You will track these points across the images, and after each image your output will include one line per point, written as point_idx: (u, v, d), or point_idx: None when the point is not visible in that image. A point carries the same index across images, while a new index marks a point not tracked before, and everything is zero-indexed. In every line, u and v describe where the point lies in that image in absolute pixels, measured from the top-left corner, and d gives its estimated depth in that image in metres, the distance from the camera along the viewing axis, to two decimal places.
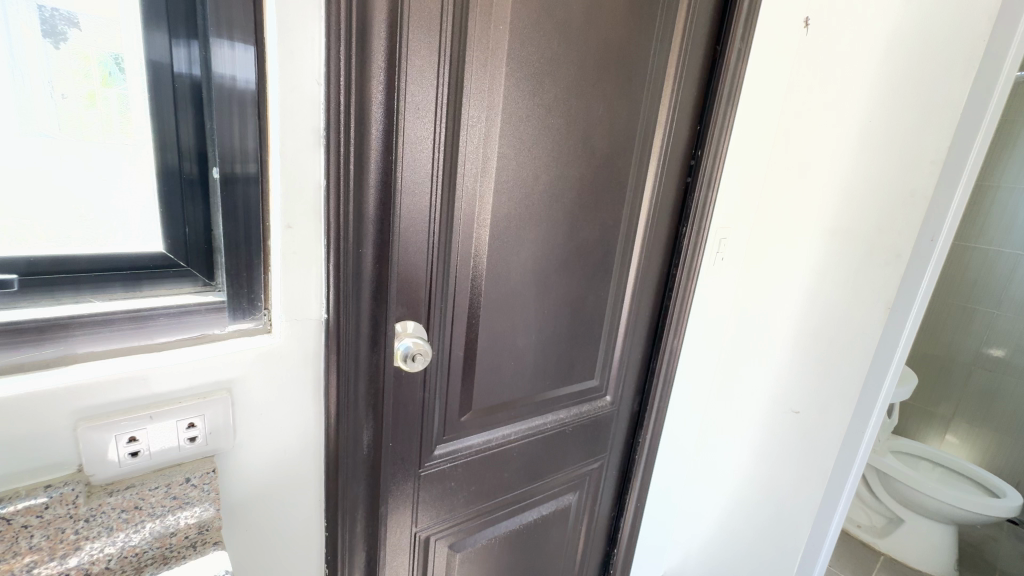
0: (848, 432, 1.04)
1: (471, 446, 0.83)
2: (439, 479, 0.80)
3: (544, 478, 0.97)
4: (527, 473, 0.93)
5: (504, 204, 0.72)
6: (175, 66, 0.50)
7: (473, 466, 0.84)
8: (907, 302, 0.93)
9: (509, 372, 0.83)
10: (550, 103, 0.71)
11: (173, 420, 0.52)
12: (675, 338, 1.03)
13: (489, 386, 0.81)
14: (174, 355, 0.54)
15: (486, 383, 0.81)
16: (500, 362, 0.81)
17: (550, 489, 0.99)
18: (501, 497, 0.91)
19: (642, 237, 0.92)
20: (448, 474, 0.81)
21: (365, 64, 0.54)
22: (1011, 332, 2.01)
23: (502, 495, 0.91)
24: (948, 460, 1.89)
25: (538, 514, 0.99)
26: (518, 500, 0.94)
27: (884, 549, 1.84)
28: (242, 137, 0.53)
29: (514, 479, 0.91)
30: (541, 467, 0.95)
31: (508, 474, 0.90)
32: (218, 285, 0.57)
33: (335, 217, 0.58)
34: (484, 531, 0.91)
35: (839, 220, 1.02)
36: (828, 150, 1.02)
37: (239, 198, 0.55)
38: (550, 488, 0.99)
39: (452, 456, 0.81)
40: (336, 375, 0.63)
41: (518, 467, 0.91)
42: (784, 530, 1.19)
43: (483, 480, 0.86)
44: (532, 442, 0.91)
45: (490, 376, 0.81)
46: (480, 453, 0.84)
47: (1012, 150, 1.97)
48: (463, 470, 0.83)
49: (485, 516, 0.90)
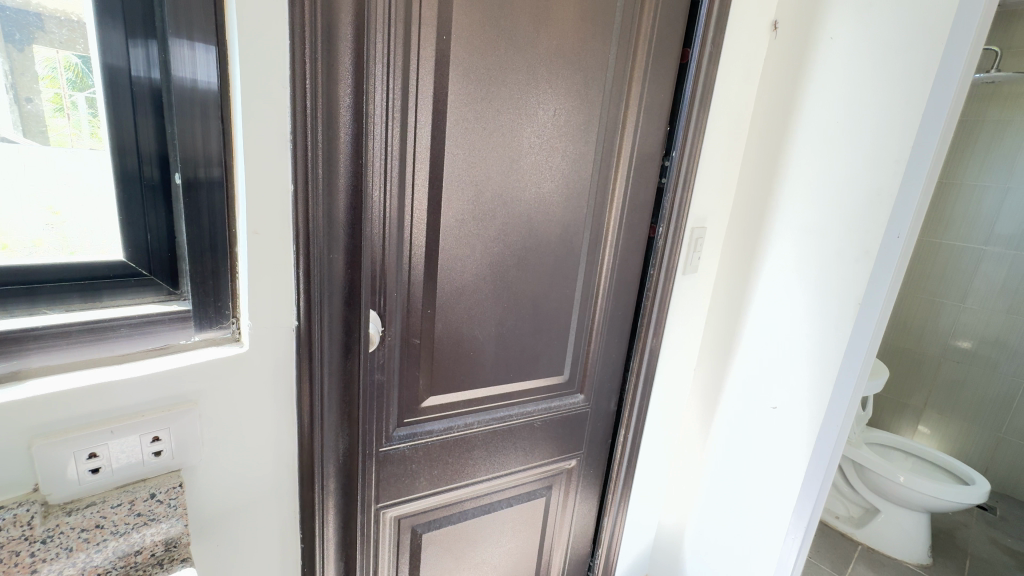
0: (825, 423, 1.04)
1: (432, 431, 0.80)
2: (399, 463, 0.78)
3: (513, 470, 0.95)
4: (494, 463, 0.91)
5: (462, 196, 0.71)
6: (132, 69, 0.49)
7: (433, 450, 0.81)
8: (875, 298, 0.95)
9: (467, 362, 0.80)
10: (520, 103, 0.72)
11: (136, 434, 0.51)
12: (654, 338, 1.05)
13: (450, 378, 0.79)
14: (138, 366, 0.52)
15: (446, 375, 0.79)
16: (458, 352, 0.79)
17: (520, 482, 0.98)
18: (468, 485, 0.89)
19: (615, 235, 0.92)
20: (409, 458, 0.79)
21: (333, 66, 0.54)
22: (975, 323, 2.09)
23: (470, 483, 0.89)
24: (919, 450, 1.95)
25: (508, 505, 0.98)
26: (486, 489, 0.93)
27: (862, 539, 1.88)
28: (205, 141, 0.52)
29: (481, 468, 0.90)
30: (508, 458, 0.93)
31: (473, 462, 0.88)
32: (183, 293, 0.56)
33: (303, 217, 0.57)
34: (450, 515, 0.89)
35: (810, 216, 1.04)
36: (794, 147, 1.05)
37: (203, 204, 0.54)
38: (520, 479, 0.98)
39: (413, 438, 0.78)
40: (308, 382, 0.63)
41: (484, 455, 0.89)
42: (762, 522, 1.20)
43: (445, 466, 0.84)
44: (496, 433, 0.89)
45: (449, 368, 0.79)
46: (443, 438, 0.82)
47: (974, 148, 2.04)
48: (424, 454, 0.80)
49: (452, 502, 0.88)
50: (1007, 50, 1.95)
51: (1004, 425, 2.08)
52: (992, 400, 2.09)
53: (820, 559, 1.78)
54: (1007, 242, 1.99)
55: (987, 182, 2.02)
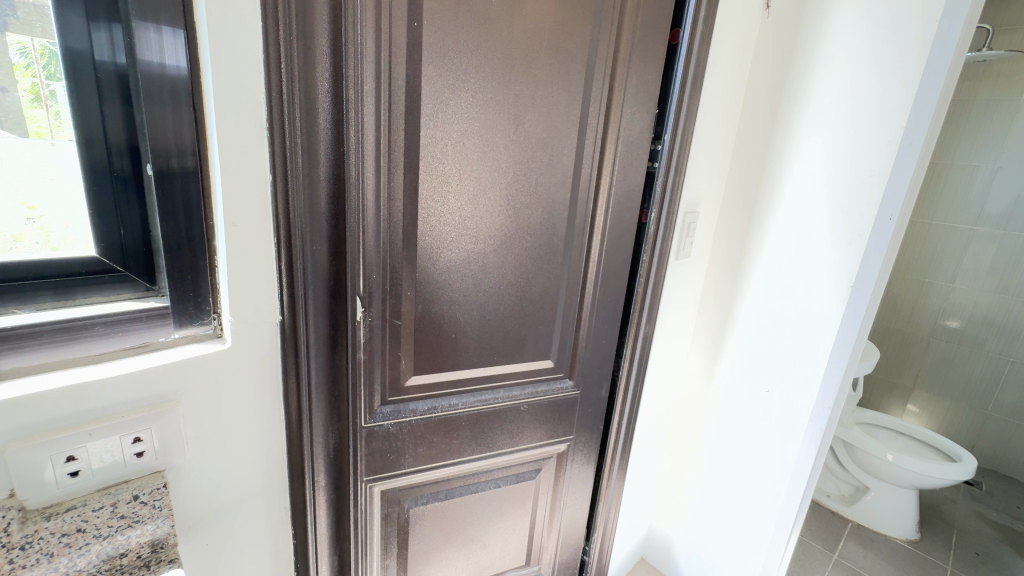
0: (815, 408, 1.05)
1: (416, 409, 0.78)
2: (383, 442, 0.75)
3: (495, 449, 0.92)
4: (481, 443, 0.89)
5: (444, 176, 0.69)
6: (96, 54, 0.46)
7: (419, 429, 0.79)
8: (867, 280, 0.95)
9: (450, 345, 0.78)
10: (506, 86, 0.70)
11: (116, 435, 0.49)
12: (648, 324, 1.06)
13: (434, 360, 0.77)
14: (114, 366, 0.50)
15: (428, 355, 0.76)
16: (442, 336, 0.77)
17: (509, 464, 0.97)
18: (455, 463, 0.87)
19: (603, 220, 0.90)
20: (393, 436, 0.76)
21: (310, 51, 0.53)
22: (965, 303, 2.11)
23: (457, 462, 0.87)
24: (908, 429, 1.99)
25: (495, 486, 0.97)
26: (475, 469, 0.91)
27: (852, 517, 1.93)
28: (177, 130, 0.50)
29: (468, 448, 0.87)
30: (495, 440, 0.91)
31: (457, 442, 0.85)
32: (161, 290, 0.55)
33: (283, 208, 0.56)
34: (437, 492, 0.88)
35: (803, 197, 1.03)
36: (787, 127, 1.04)
37: (177, 194, 0.52)
38: (510, 461, 0.96)
39: (397, 416, 0.76)
40: (296, 375, 0.62)
41: (469, 437, 0.86)
42: (754, 503, 1.21)
43: (430, 446, 0.82)
44: (481, 415, 0.87)
45: (432, 351, 0.76)
46: (426, 417, 0.79)
47: (964, 129, 2.04)
48: (409, 433, 0.78)
49: (438, 479, 0.87)
50: (998, 28, 1.94)
51: (990, 401, 2.12)
52: (980, 378, 2.12)
53: (811, 537, 1.82)
54: (995, 221, 2.00)
55: (977, 162, 2.02)
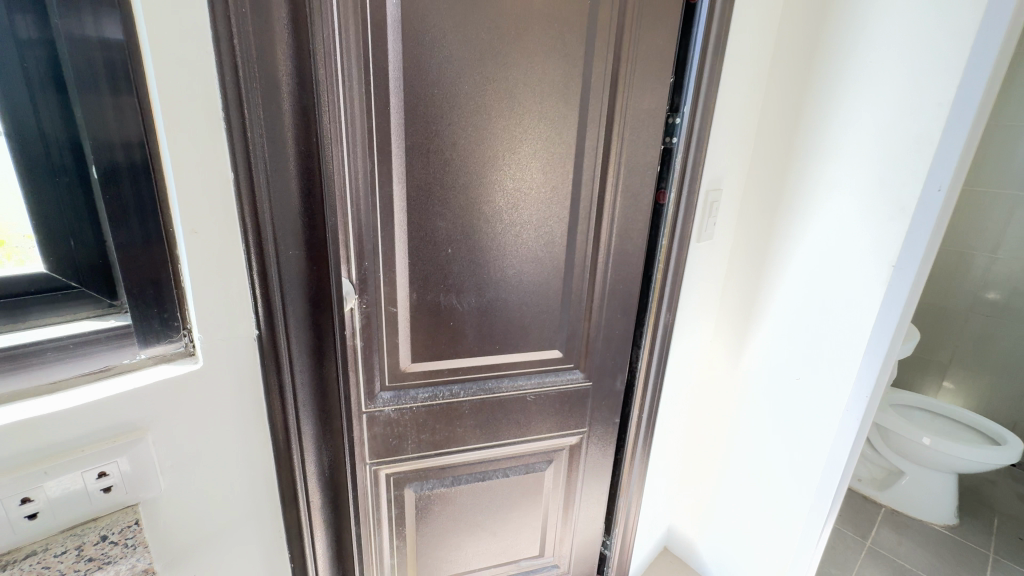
0: (851, 397, 0.97)
1: (416, 394, 0.76)
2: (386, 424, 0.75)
3: (501, 439, 0.87)
4: (487, 432, 0.85)
5: (430, 154, 0.63)
6: (16, 31, 0.39)
7: (420, 415, 0.77)
8: (910, 259, 0.85)
9: (449, 333, 0.74)
10: (496, 53, 0.62)
11: (77, 471, 0.44)
12: (669, 312, 0.98)
13: (434, 348, 0.74)
14: (71, 396, 0.45)
15: (427, 342, 0.73)
16: (440, 323, 0.73)
17: (518, 454, 0.91)
18: (460, 451, 0.84)
19: (613, 203, 0.81)
20: (395, 421, 0.75)
21: (268, 28, 0.47)
22: (1009, 274, 1.97)
23: (460, 450, 0.84)
24: (946, 409, 1.88)
25: (504, 475, 0.92)
26: (480, 458, 0.86)
27: (886, 501, 1.85)
28: (120, 122, 0.43)
29: (472, 436, 0.83)
30: (501, 430, 0.86)
31: (461, 430, 0.82)
32: (122, 306, 0.49)
33: (251, 207, 0.50)
34: (443, 478, 0.85)
35: (839, 166, 0.93)
36: (819, 90, 0.94)
37: (128, 196, 0.45)
38: (518, 451, 0.91)
39: (397, 400, 0.75)
40: (281, 388, 0.57)
41: (474, 424, 0.83)
42: (785, 494, 1.14)
43: (433, 433, 0.79)
44: (485, 404, 0.82)
45: (431, 338, 0.73)
46: (427, 404, 0.77)
47: (1012, 85, 1.87)
48: (411, 418, 0.77)
49: (444, 466, 0.84)
50: None
51: None
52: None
53: (842, 524, 1.74)
54: None
55: None
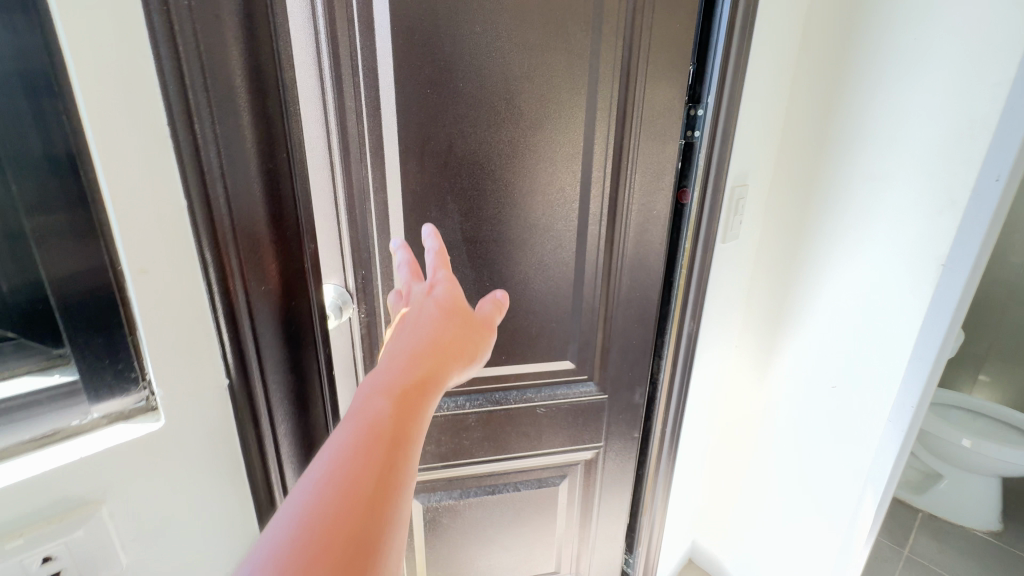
0: (895, 406, 0.89)
1: None
2: None
3: (509, 451, 0.83)
4: (494, 445, 0.81)
5: (422, 155, 0.57)
6: None
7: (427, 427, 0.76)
8: (965, 256, 0.76)
9: None
10: (493, 41, 0.56)
11: (16, 560, 0.37)
12: (694, 320, 0.90)
13: None
14: (4, 471, 0.38)
15: None
16: None
17: (529, 467, 0.86)
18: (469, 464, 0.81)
19: (632, 202, 0.71)
20: None
21: (218, 26, 0.41)
22: None
23: (469, 462, 0.81)
24: (987, 408, 1.77)
25: (515, 489, 0.86)
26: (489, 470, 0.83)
27: (923, 505, 1.72)
28: (46, 142, 0.36)
29: (480, 448, 0.81)
30: (510, 444, 0.82)
31: (468, 442, 0.79)
32: (66, 357, 0.42)
33: (210, 236, 0.44)
34: (452, 490, 0.83)
35: (880, 154, 0.83)
36: (857, 68, 0.84)
37: (63, 230, 0.38)
38: (529, 465, 0.86)
39: None
40: (264, 431, 0.51)
41: (482, 438, 0.80)
42: (821, 508, 1.06)
43: (440, 445, 0.78)
44: (493, 417, 0.79)
45: None
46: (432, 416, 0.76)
47: None
48: None
49: (451, 478, 0.82)
50: None
51: None
52: None
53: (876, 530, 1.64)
54: None
55: None
